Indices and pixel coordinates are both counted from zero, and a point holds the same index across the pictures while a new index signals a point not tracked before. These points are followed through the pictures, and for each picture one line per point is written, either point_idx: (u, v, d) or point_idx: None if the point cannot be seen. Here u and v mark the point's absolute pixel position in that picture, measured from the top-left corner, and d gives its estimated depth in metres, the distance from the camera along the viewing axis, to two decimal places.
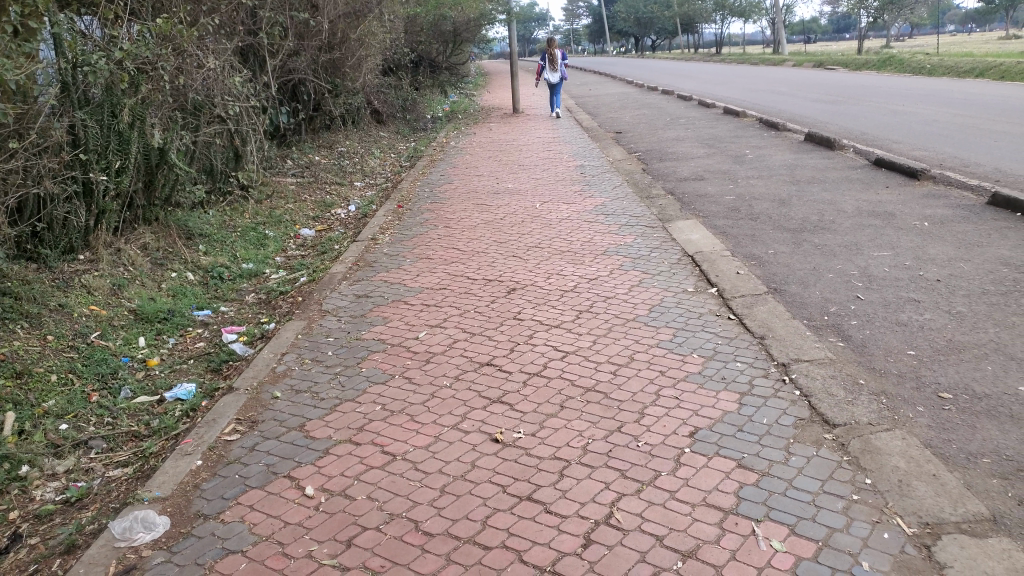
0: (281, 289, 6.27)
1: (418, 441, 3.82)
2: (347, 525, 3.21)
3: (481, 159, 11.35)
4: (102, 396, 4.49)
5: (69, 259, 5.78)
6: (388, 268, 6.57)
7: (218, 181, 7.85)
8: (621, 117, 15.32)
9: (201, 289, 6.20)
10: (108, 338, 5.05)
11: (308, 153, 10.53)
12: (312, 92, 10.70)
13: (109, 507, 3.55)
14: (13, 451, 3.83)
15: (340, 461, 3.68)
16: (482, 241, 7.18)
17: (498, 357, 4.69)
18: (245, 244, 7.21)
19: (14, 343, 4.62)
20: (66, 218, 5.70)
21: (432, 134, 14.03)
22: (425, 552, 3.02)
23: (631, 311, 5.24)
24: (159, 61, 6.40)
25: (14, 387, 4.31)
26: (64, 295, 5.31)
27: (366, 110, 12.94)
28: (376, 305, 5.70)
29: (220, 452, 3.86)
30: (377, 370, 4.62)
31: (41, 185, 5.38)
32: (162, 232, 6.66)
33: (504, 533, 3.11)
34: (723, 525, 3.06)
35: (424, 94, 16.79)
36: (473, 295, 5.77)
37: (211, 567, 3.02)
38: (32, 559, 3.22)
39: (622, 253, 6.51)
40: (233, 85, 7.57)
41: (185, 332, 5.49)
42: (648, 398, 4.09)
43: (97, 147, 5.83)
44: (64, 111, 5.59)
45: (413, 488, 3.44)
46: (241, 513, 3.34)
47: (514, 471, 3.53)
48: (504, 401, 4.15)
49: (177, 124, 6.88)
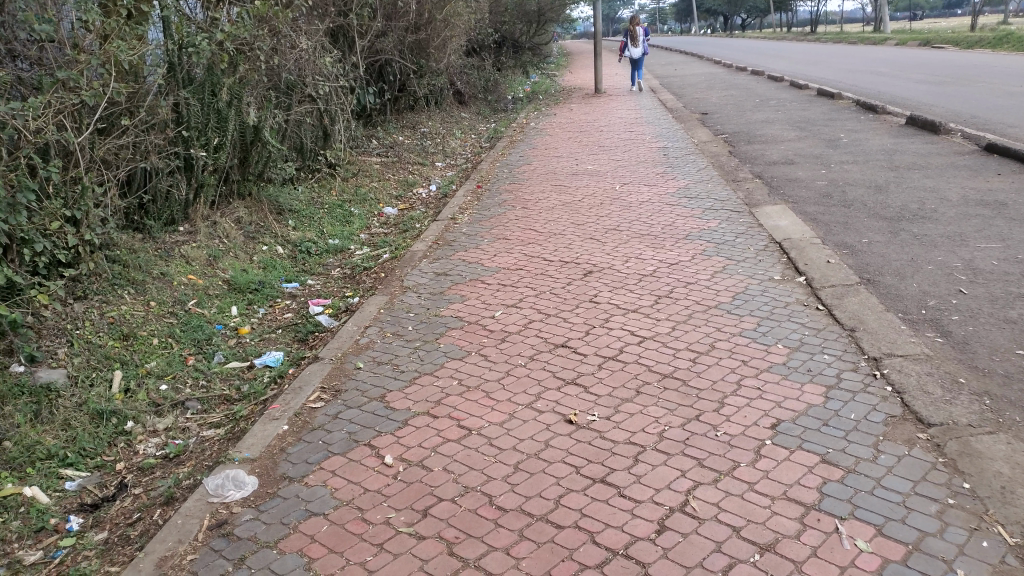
0: (365, 265, 6.44)
1: (493, 418, 3.90)
2: (424, 495, 3.32)
3: (561, 140, 11.31)
4: (198, 360, 4.75)
5: (171, 230, 6.11)
6: (466, 247, 6.67)
7: (307, 159, 8.09)
8: (707, 98, 14.97)
9: (290, 263, 6.44)
10: (203, 307, 5.33)
11: (391, 133, 10.72)
12: (398, 72, 10.89)
13: (204, 464, 3.77)
14: (120, 407, 4.11)
15: (418, 433, 3.79)
16: (560, 223, 7.18)
17: (574, 338, 4.72)
18: (332, 220, 7.43)
19: (122, 307, 4.96)
20: (169, 191, 6.04)
21: (513, 114, 14.02)
22: (498, 527, 3.09)
23: (712, 298, 5.17)
24: (256, 42, 6.69)
25: (121, 347, 4.62)
26: (166, 264, 5.62)
27: (449, 91, 13.06)
28: (454, 283, 5.81)
29: (306, 418, 4.03)
30: (455, 346, 4.72)
31: (147, 159, 5.69)
32: (255, 207, 6.95)
33: (577, 513, 3.15)
34: (805, 520, 3.02)
35: (507, 75, 16.80)
36: (549, 276, 5.80)
37: (296, 527, 3.17)
38: (136, 508, 3.48)
39: (704, 238, 6.40)
40: (324, 65, 7.79)
41: (274, 302, 5.72)
42: (727, 388, 4.04)
43: (198, 124, 6.16)
44: (170, 90, 5.93)
45: (488, 463, 3.52)
46: (324, 477, 3.50)
47: (588, 453, 3.56)
48: (579, 384, 4.18)
49: (271, 103, 7.14)
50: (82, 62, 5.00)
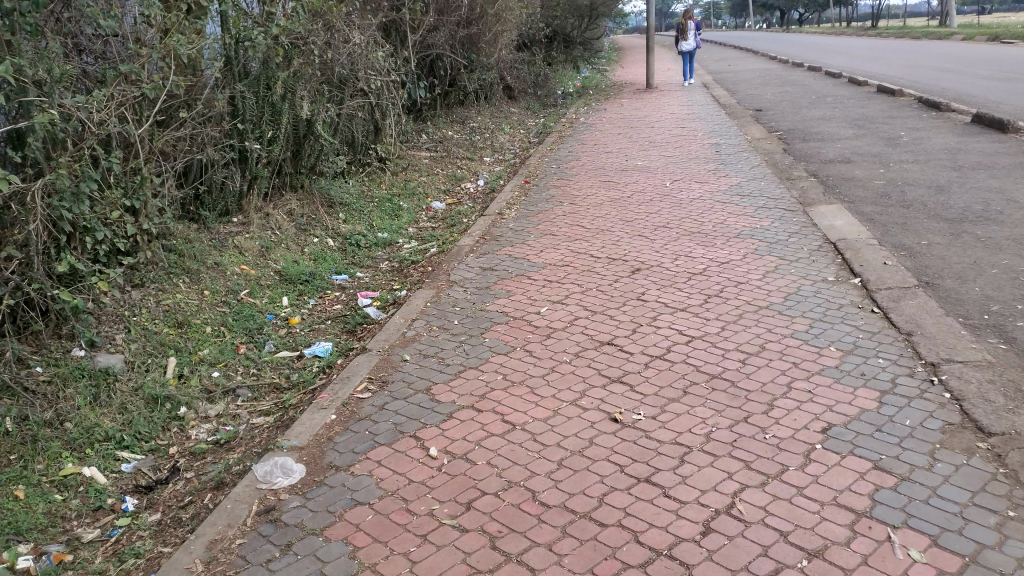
0: (413, 258, 6.49)
1: (537, 413, 3.89)
2: (467, 488, 3.33)
3: (611, 135, 11.23)
4: (249, 348, 4.85)
5: (225, 221, 6.25)
6: (513, 242, 6.67)
7: (358, 153, 8.19)
8: (762, 94, 14.68)
9: (340, 255, 6.53)
10: (255, 296, 5.44)
11: (441, 127, 10.77)
12: (449, 67, 10.94)
13: (253, 450, 3.84)
14: (174, 393, 4.22)
15: (463, 426, 3.81)
16: (608, 219, 7.14)
17: (620, 337, 4.68)
18: (381, 214, 7.50)
19: (177, 295, 5.10)
20: (224, 183, 6.18)
21: (562, 109, 13.95)
22: (541, 522, 3.09)
23: (763, 298, 5.07)
24: (311, 36, 6.81)
25: (176, 334, 4.75)
26: (220, 254, 5.75)
27: (499, 85, 13.06)
28: (500, 278, 5.82)
29: (353, 408, 4.08)
30: (500, 341, 4.73)
31: (203, 151, 5.82)
32: (307, 199, 7.07)
33: (620, 512, 3.13)
34: (856, 528, 2.95)
35: (557, 70, 16.74)
36: (596, 273, 5.76)
37: (342, 515, 3.22)
38: (187, 492, 3.57)
39: (756, 237, 6.28)
40: (376, 59, 7.87)
41: (324, 294, 5.80)
42: (777, 390, 3.96)
43: (253, 117, 6.30)
44: (227, 83, 6.08)
45: (532, 459, 3.51)
46: (370, 467, 3.53)
47: (632, 452, 3.53)
48: (625, 382, 4.14)
49: (324, 97, 7.24)
50: (143, 56, 5.15)
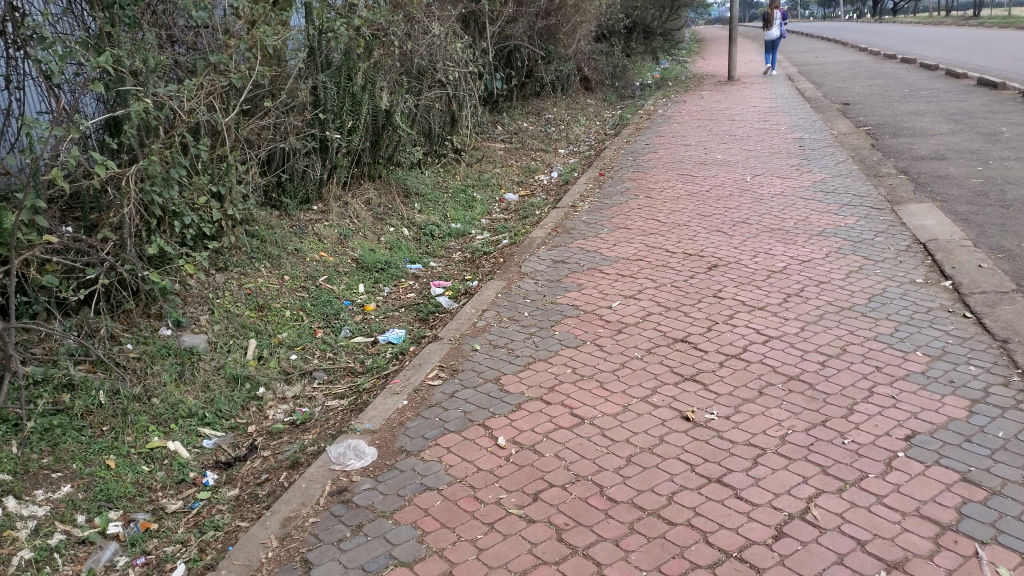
0: (485, 249, 6.51)
1: (607, 408, 3.86)
2: (535, 479, 3.33)
3: (690, 128, 11.01)
4: (326, 333, 4.97)
5: (305, 208, 6.43)
6: (586, 235, 6.63)
7: (435, 144, 8.27)
8: (850, 87, 14.14)
9: (414, 244, 6.61)
10: (333, 283, 5.57)
11: (517, 119, 10.78)
12: (527, 58, 10.94)
13: (327, 432, 3.94)
14: (253, 373, 4.36)
15: (532, 417, 3.81)
16: (685, 213, 7.01)
17: (694, 334, 4.59)
18: (455, 205, 7.55)
19: (258, 280, 5.27)
20: (305, 171, 6.35)
21: (640, 101, 13.75)
22: (609, 518, 3.06)
23: (846, 299, 4.89)
24: (391, 27, 6.93)
25: (257, 317, 4.91)
26: (300, 241, 5.91)
27: (576, 77, 12.98)
28: (572, 271, 5.79)
29: (424, 394, 4.14)
30: (570, 334, 4.71)
31: (286, 140, 5.99)
32: (384, 189, 7.19)
33: (690, 511, 3.07)
34: (940, 541, 2.81)
35: (636, 61, 16.52)
36: (671, 268, 5.67)
37: (411, 499, 3.26)
38: (264, 469, 3.69)
39: (840, 235, 6.07)
40: (455, 50, 7.94)
41: (398, 282, 5.89)
42: (858, 394, 3.82)
43: (334, 108, 6.45)
44: (309, 73, 6.25)
45: (600, 453, 3.49)
46: (439, 454, 3.57)
47: (704, 451, 3.46)
48: (698, 380, 4.07)
49: (403, 88, 7.34)
50: (232, 47, 5.32)
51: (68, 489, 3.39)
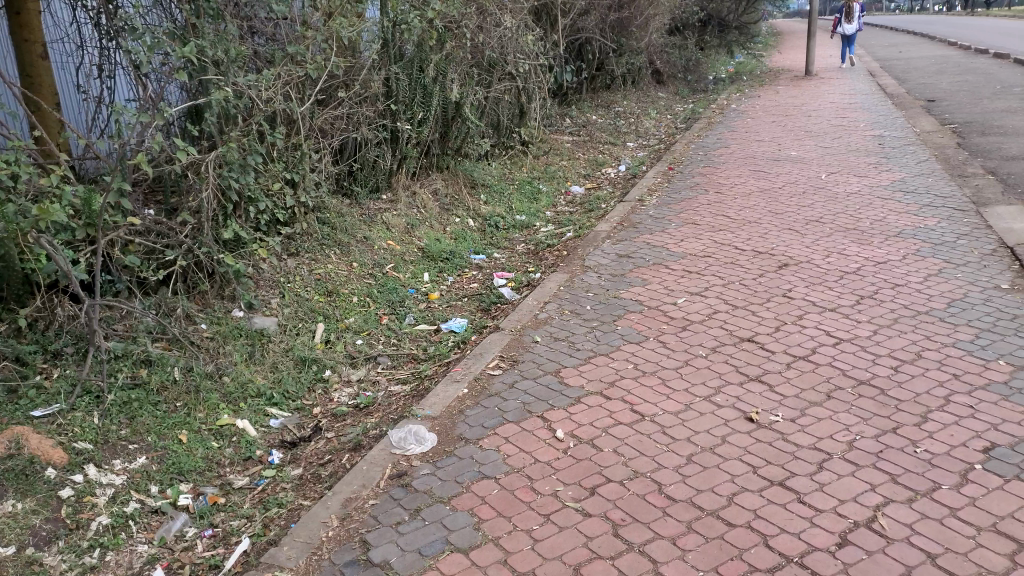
0: (549, 242, 6.49)
1: (668, 406, 3.81)
2: (593, 473, 3.32)
3: (764, 123, 10.74)
4: (391, 319, 5.06)
5: (375, 197, 6.54)
6: (653, 230, 6.55)
7: (503, 135, 8.30)
8: (937, 83, 13.52)
9: (479, 235, 6.65)
10: (399, 271, 5.66)
11: (586, 112, 10.72)
12: (598, 51, 10.89)
13: (389, 416, 4.01)
14: (320, 356, 4.48)
15: (591, 412, 3.80)
16: (756, 210, 6.85)
17: (761, 334, 4.49)
18: (520, 196, 7.55)
19: (328, 266, 5.40)
20: (375, 161, 6.47)
21: (712, 95, 13.47)
22: (666, 515, 3.03)
23: (924, 303, 4.70)
24: (463, 20, 6.99)
25: (325, 302, 5.03)
26: (368, 228, 6.01)
27: (648, 70, 12.81)
28: (637, 266, 5.73)
29: (484, 383, 4.17)
30: (633, 329, 4.67)
31: (358, 130, 6.11)
32: (451, 179, 7.26)
33: (750, 513, 3.01)
34: (1016, 558, 2.69)
35: (710, 55, 16.20)
36: (739, 266, 5.56)
37: (468, 487, 3.29)
38: (328, 450, 3.78)
39: (920, 237, 5.84)
40: (526, 42, 7.94)
41: (462, 272, 5.94)
42: (932, 402, 3.67)
43: (405, 99, 6.55)
44: (383, 65, 6.36)
45: (659, 451, 3.45)
46: (497, 443, 3.60)
47: (767, 453, 3.38)
48: (763, 381, 3.97)
49: (473, 80, 7.39)
50: (308, 38, 5.45)
51: (143, 460, 3.54)
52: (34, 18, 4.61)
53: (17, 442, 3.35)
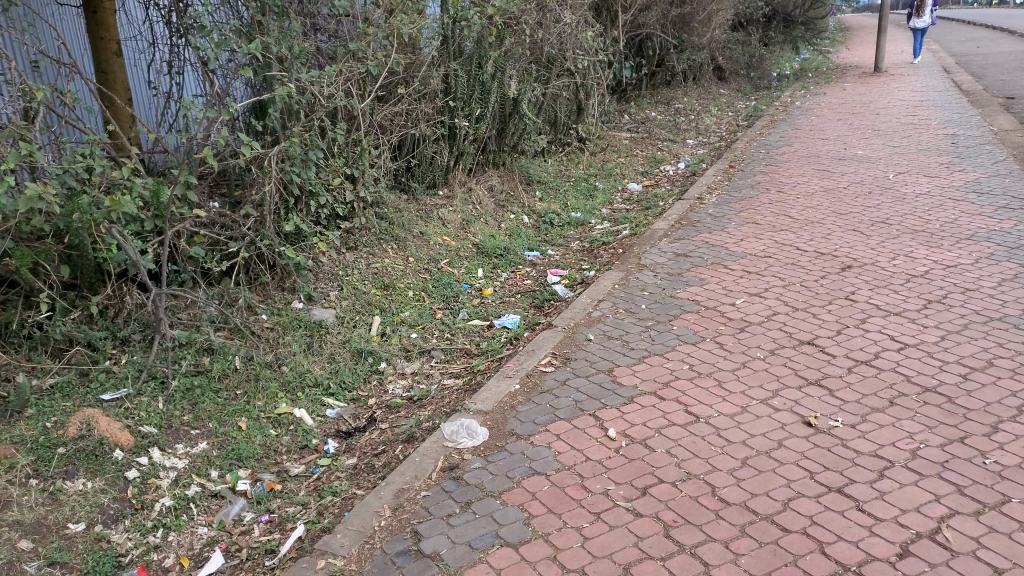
0: (604, 239, 6.44)
1: (723, 408, 3.74)
2: (644, 474, 3.29)
3: (829, 121, 10.46)
4: (445, 314, 5.10)
5: (432, 193, 6.60)
6: (711, 229, 6.44)
7: (560, 132, 8.28)
8: (1017, 80, 12.93)
9: (534, 232, 6.64)
10: (454, 266, 5.71)
11: (644, 109, 10.63)
12: (658, 47, 10.79)
13: (442, 410, 4.04)
14: (376, 348, 4.54)
15: (644, 412, 3.76)
16: (820, 210, 6.68)
17: (822, 337, 4.38)
18: (577, 193, 7.51)
19: (385, 260, 5.47)
20: (433, 157, 6.53)
21: (775, 92, 13.17)
22: (719, 518, 2.98)
23: (996, 309, 4.51)
24: (523, 16, 6.99)
25: (382, 296, 5.10)
26: (425, 224, 6.07)
27: (709, 67, 12.61)
28: (694, 266, 5.65)
29: (536, 379, 4.17)
30: (689, 329, 4.60)
31: (417, 126, 6.17)
32: (508, 176, 7.28)
33: (806, 519, 2.94)
34: None
35: (773, 51, 15.86)
36: (801, 267, 5.42)
37: (519, 482, 3.30)
38: (381, 441, 3.83)
39: (994, 240, 5.60)
40: (586, 39, 7.90)
41: (516, 268, 5.94)
42: (1004, 412, 3.52)
43: (464, 96, 6.59)
44: (442, 61, 6.41)
45: (713, 453, 3.39)
46: (549, 440, 3.59)
47: (826, 459, 3.30)
48: (823, 386, 3.87)
49: (531, 77, 7.39)
50: (370, 35, 5.52)
51: (205, 445, 3.65)
52: (110, 18, 4.77)
53: (88, 424, 3.46)
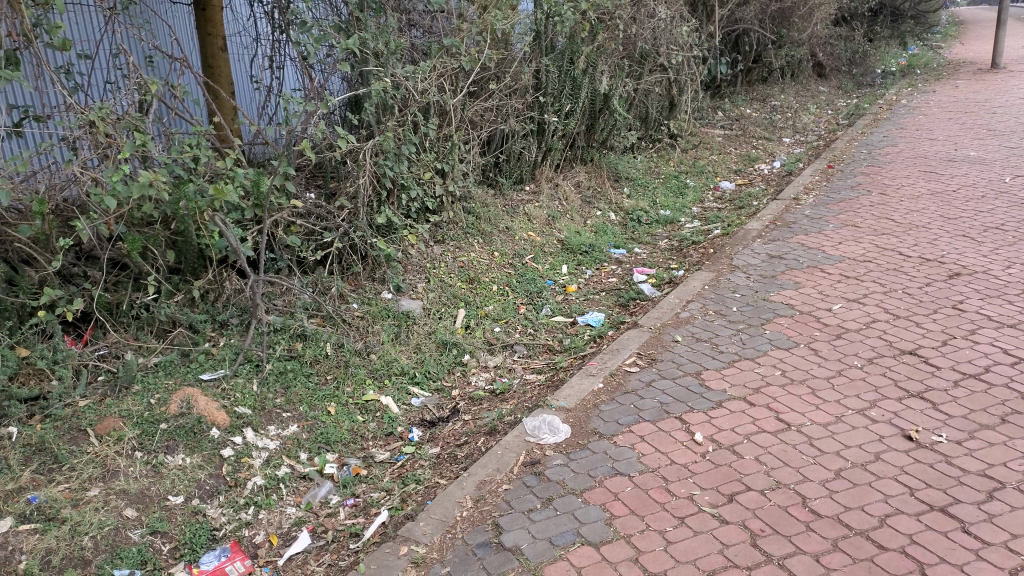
0: (694, 238, 6.30)
1: (817, 417, 3.60)
2: (731, 480, 3.20)
3: (938, 121, 9.92)
4: (528, 309, 5.10)
5: (519, 188, 6.62)
6: (807, 231, 6.22)
7: (651, 129, 8.18)
8: None
9: (621, 229, 6.57)
10: (539, 262, 5.69)
11: (739, 106, 10.37)
12: (755, 43, 10.53)
13: (524, 404, 4.04)
14: (460, 341, 4.58)
15: (733, 417, 3.66)
16: (926, 213, 6.34)
17: (926, 347, 4.15)
18: (666, 191, 7.38)
19: (471, 254, 5.52)
20: (521, 153, 6.54)
21: (880, 90, 12.60)
22: (810, 531, 2.87)
23: None
24: (617, 11, 6.92)
25: (467, 289, 5.14)
26: (511, 219, 6.10)
27: (809, 63, 12.18)
28: (788, 268, 5.46)
29: (621, 379, 4.12)
30: (782, 334, 4.45)
31: (507, 122, 6.20)
32: (596, 172, 7.22)
33: (905, 538, 2.80)
34: None
35: (879, 46, 15.16)
36: (904, 273, 5.16)
37: (601, 481, 3.26)
38: (464, 433, 3.87)
39: None
40: (680, 34, 7.75)
41: (601, 266, 5.88)
42: None
43: (554, 91, 6.59)
44: (534, 57, 6.42)
45: (805, 463, 3.27)
46: (633, 441, 3.54)
47: (928, 476, 3.13)
48: (926, 398, 3.67)
49: (623, 73, 7.32)
50: (463, 31, 5.57)
51: (295, 428, 3.76)
52: (218, 15, 4.97)
53: (188, 402, 3.62)
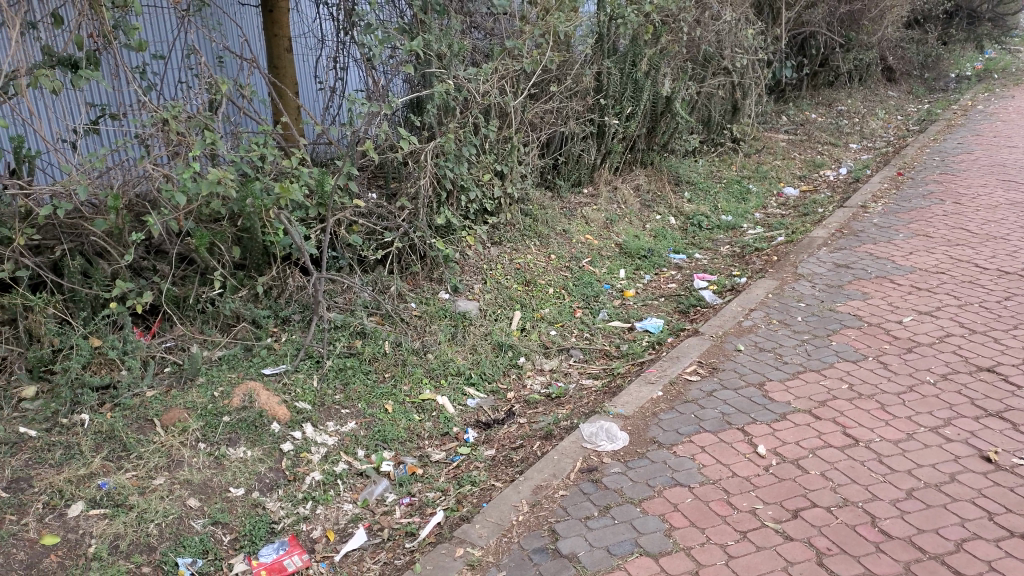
0: (756, 245, 6.16)
1: (887, 433, 3.47)
2: (796, 496, 3.10)
3: (1017, 128, 9.51)
4: (585, 313, 5.05)
5: (577, 191, 6.58)
6: (875, 240, 6.02)
7: (713, 133, 8.06)
8: None
9: (680, 234, 6.46)
10: (596, 265, 5.64)
11: (805, 110, 10.12)
12: (822, 46, 10.30)
13: (581, 410, 3.99)
14: (516, 343, 4.57)
15: (797, 430, 3.55)
16: (1003, 224, 6.08)
17: (1005, 364, 3.97)
18: (728, 196, 7.23)
19: (528, 256, 5.51)
20: (580, 155, 6.50)
21: (953, 95, 12.14)
22: (880, 552, 2.76)
23: None
24: (681, 14, 6.81)
25: (524, 291, 5.13)
26: (568, 222, 6.06)
27: (879, 67, 11.81)
28: (855, 278, 5.29)
29: (680, 388, 4.04)
30: (849, 346, 4.31)
31: (566, 124, 6.18)
32: (656, 176, 7.14)
33: (983, 564, 2.67)
34: None
35: (954, 50, 14.61)
36: (979, 286, 4.95)
37: (660, 491, 3.20)
38: (519, 436, 3.85)
39: None
40: (746, 37, 7.59)
41: (660, 271, 5.80)
42: None
43: (615, 94, 6.56)
44: (595, 59, 6.37)
45: (874, 480, 3.15)
46: (693, 451, 3.47)
47: (1007, 500, 2.99)
48: (1005, 419, 3.51)
49: (686, 76, 7.22)
50: (526, 33, 5.56)
51: (353, 425, 3.79)
52: (285, 16, 5.06)
53: (250, 397, 3.69)
